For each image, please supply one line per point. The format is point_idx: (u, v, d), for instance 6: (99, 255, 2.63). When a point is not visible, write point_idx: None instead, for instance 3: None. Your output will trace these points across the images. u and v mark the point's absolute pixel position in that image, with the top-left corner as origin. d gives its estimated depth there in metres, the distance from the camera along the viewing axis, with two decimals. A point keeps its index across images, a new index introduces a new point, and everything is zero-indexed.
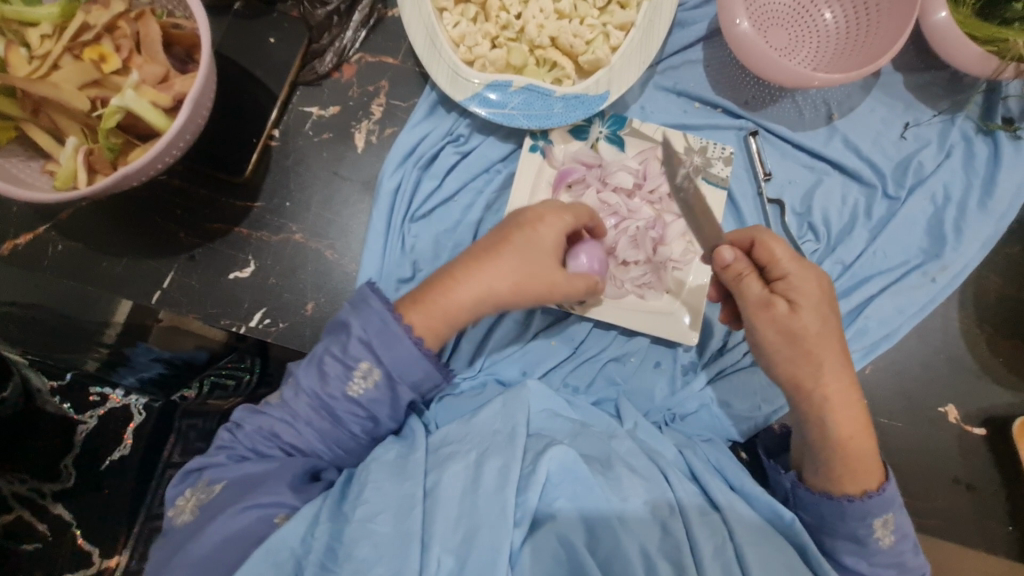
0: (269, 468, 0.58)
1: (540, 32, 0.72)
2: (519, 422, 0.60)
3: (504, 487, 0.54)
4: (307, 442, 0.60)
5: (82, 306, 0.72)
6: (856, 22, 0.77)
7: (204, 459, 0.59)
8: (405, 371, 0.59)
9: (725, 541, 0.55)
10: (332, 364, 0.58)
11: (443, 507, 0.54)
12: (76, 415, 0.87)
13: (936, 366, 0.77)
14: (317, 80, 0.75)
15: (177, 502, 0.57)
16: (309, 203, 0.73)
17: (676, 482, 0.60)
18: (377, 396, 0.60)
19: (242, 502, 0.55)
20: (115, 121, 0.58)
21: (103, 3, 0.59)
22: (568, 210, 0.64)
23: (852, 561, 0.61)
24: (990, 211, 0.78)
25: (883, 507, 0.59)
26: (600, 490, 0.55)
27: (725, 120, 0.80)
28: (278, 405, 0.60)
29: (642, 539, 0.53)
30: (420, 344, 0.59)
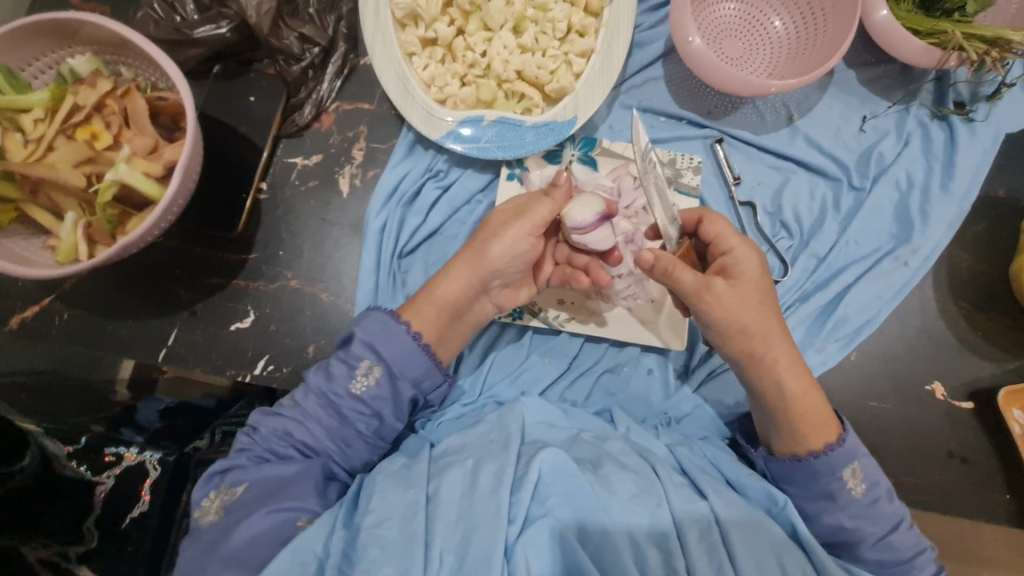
0: (290, 471, 0.61)
1: (506, 67, 0.76)
2: (513, 431, 0.64)
3: (499, 488, 0.57)
4: (318, 441, 0.63)
5: (86, 376, 0.75)
6: (803, 28, 0.82)
7: (227, 462, 0.62)
8: (405, 367, 0.64)
9: (710, 526, 0.58)
10: (337, 365, 0.64)
11: (443, 511, 0.56)
12: (93, 478, 0.73)
13: (919, 346, 0.79)
14: (299, 131, 0.78)
15: (203, 503, 0.60)
16: (301, 250, 0.77)
17: (665, 475, 0.62)
18: (380, 393, 0.64)
19: (269, 504, 0.58)
20: (111, 195, 0.61)
21: (90, 84, 0.63)
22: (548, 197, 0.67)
23: (832, 519, 0.63)
24: (952, 192, 0.81)
25: (845, 457, 0.63)
26: (588, 487, 0.58)
27: (691, 131, 0.83)
28: (290, 406, 0.64)
29: (631, 529, 0.57)
30: (418, 339, 0.65)
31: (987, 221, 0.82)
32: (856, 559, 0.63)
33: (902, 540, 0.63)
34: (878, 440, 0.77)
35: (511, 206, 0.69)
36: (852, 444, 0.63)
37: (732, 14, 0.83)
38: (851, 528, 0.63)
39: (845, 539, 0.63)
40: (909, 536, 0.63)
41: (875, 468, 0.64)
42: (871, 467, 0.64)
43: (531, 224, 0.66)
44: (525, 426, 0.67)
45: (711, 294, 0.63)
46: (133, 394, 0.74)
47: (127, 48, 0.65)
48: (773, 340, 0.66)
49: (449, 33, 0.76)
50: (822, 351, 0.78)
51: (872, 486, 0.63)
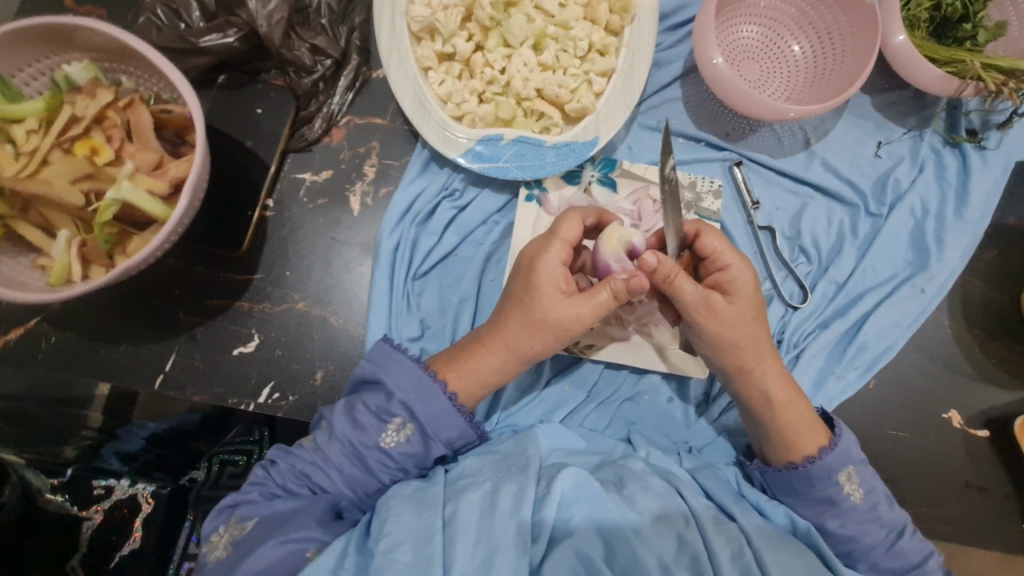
0: (299, 505, 0.57)
1: (526, 85, 0.73)
2: (532, 454, 0.60)
3: (520, 508, 0.54)
4: (335, 485, 0.60)
5: (56, 399, 0.69)
6: (822, 53, 0.81)
7: (237, 495, 0.58)
8: (437, 426, 0.61)
9: (743, 548, 0.55)
10: (366, 414, 0.60)
11: (462, 535, 0.52)
12: (80, 512, 0.71)
13: (935, 374, 0.79)
14: (308, 146, 0.75)
15: (212, 538, 0.57)
16: (309, 270, 0.73)
17: (689, 494, 0.60)
18: (409, 450, 0.61)
19: (277, 535, 0.54)
20: (111, 214, 0.57)
21: (88, 93, 0.59)
22: (557, 241, 0.63)
23: (837, 525, 0.62)
24: (966, 219, 0.81)
25: (841, 461, 0.63)
26: (613, 506, 0.56)
27: (709, 153, 0.82)
28: (308, 447, 0.61)
29: (660, 552, 0.53)
30: (453, 400, 0.62)
31: (999, 248, 0.83)
32: (872, 567, 0.62)
33: (910, 544, 0.62)
34: (898, 470, 0.77)
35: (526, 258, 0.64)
36: (845, 445, 0.63)
37: (751, 37, 0.83)
38: (879, 554, 0.62)
39: (855, 547, 0.62)
40: (915, 542, 0.62)
41: (869, 473, 0.64)
42: (866, 473, 0.64)
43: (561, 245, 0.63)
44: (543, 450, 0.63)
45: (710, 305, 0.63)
46: (108, 415, 0.70)
47: (129, 56, 0.61)
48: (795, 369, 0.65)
49: (467, 48, 0.73)
50: (841, 379, 0.77)
51: (870, 490, 0.63)
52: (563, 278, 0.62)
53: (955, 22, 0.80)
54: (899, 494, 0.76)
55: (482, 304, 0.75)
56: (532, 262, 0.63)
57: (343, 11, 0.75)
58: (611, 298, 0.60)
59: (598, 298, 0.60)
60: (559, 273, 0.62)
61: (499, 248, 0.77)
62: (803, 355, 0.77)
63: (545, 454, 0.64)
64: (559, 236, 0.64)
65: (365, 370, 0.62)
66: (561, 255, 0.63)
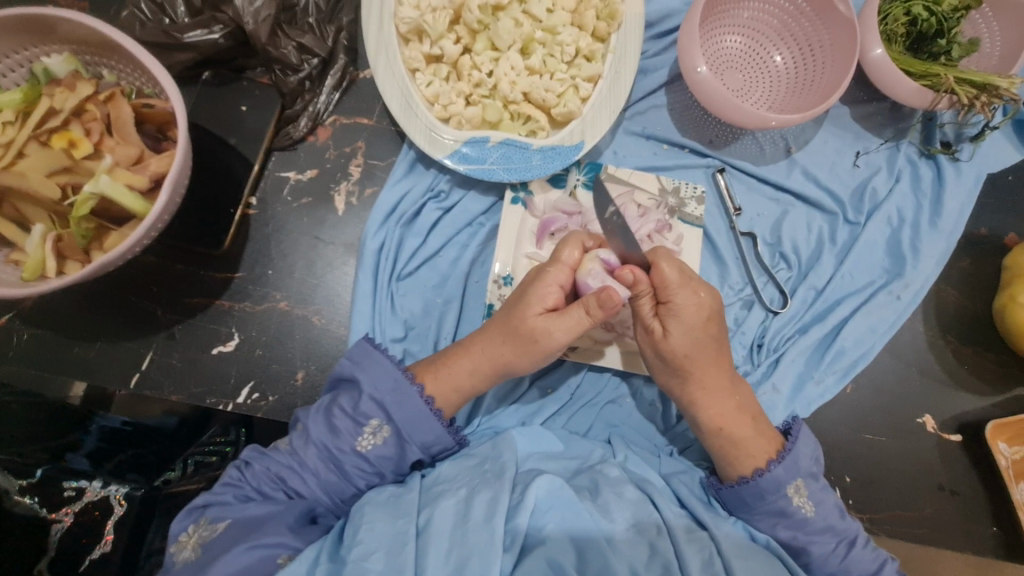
0: (274, 510, 0.56)
1: (513, 88, 0.73)
2: (508, 460, 0.60)
3: (492, 515, 0.53)
4: (310, 490, 0.59)
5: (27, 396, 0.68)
6: (804, 64, 0.83)
7: (209, 495, 0.57)
8: (413, 430, 0.61)
9: (713, 555, 0.55)
10: (342, 419, 0.60)
11: (435, 544, 0.52)
12: (48, 515, 0.65)
13: (910, 379, 0.81)
14: (292, 144, 0.74)
15: (180, 537, 0.55)
16: (292, 269, 0.73)
17: (663, 503, 0.60)
18: (385, 453, 0.60)
19: (248, 540, 0.53)
20: (88, 208, 0.56)
21: (68, 85, 0.58)
22: (556, 264, 0.64)
23: (805, 535, 0.63)
24: (941, 228, 0.83)
25: (789, 473, 0.63)
26: (587, 514, 0.55)
27: (692, 159, 0.84)
28: (285, 451, 0.60)
29: (631, 559, 0.53)
30: (430, 404, 0.62)
31: (972, 257, 0.85)
32: None
33: (862, 555, 0.63)
34: (872, 473, 0.78)
35: (525, 282, 0.66)
36: (793, 457, 0.64)
37: (735, 47, 0.84)
38: (837, 565, 0.63)
39: (810, 560, 0.63)
40: (867, 552, 0.63)
41: (818, 486, 0.64)
42: (815, 486, 0.64)
43: (558, 266, 0.64)
44: (519, 456, 0.64)
45: (685, 311, 0.64)
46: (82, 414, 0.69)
47: (111, 50, 0.60)
48: None
49: (455, 50, 0.73)
50: (820, 383, 0.78)
51: (819, 503, 0.63)
52: (551, 297, 0.63)
53: (930, 37, 0.82)
54: (872, 497, 0.77)
55: (468, 305, 0.75)
56: (531, 281, 0.65)
57: (331, 10, 0.75)
58: (582, 314, 0.60)
59: (570, 315, 0.61)
60: (551, 293, 0.63)
61: (485, 250, 0.77)
62: (782, 359, 0.78)
63: (523, 458, 0.65)
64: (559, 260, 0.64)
65: (343, 367, 0.62)
66: (560, 276, 0.64)
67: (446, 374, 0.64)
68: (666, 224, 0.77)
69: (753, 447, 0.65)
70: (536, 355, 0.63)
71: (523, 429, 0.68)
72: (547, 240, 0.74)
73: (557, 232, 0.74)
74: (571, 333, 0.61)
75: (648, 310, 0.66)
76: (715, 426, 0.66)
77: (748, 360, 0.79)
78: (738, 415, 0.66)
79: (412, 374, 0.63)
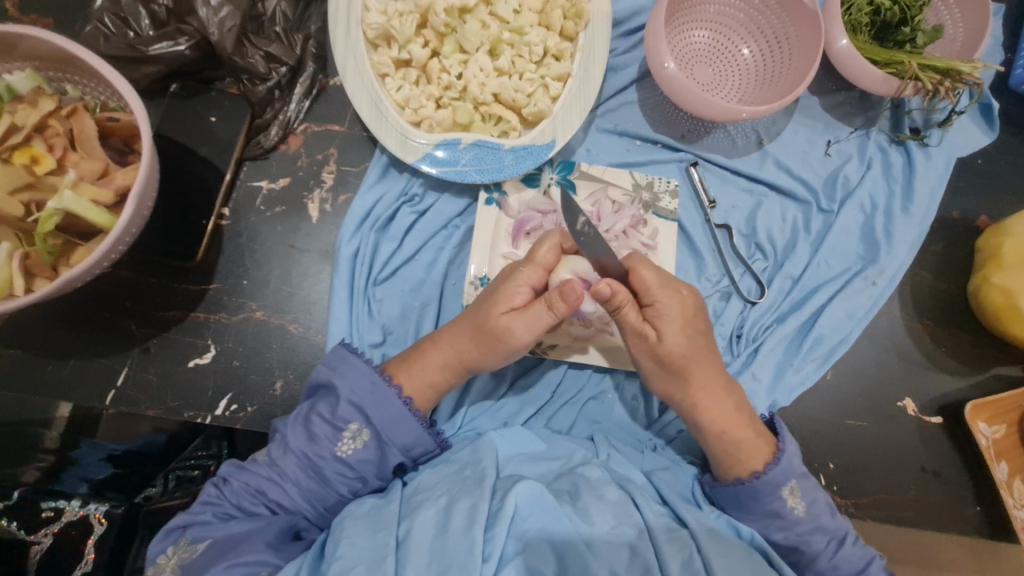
0: (254, 526, 0.56)
1: (482, 90, 0.74)
2: (488, 466, 0.60)
3: (472, 525, 0.53)
4: (292, 501, 0.59)
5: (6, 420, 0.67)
6: (770, 57, 0.84)
7: (188, 515, 0.56)
8: (393, 432, 0.61)
9: (693, 555, 0.55)
10: (321, 425, 0.59)
11: (415, 556, 0.51)
12: (25, 538, 0.61)
13: (889, 363, 0.82)
14: (264, 153, 0.74)
15: (157, 560, 0.53)
16: (267, 279, 0.72)
17: (644, 504, 0.60)
18: (366, 456, 0.60)
19: (227, 559, 0.53)
20: (53, 224, 0.56)
21: (30, 102, 0.58)
22: (532, 265, 0.64)
23: (787, 539, 0.64)
24: (913, 213, 0.84)
25: (785, 475, 0.64)
26: (566, 518, 0.55)
27: (666, 154, 0.84)
28: (264, 462, 0.59)
29: (612, 562, 0.53)
30: (408, 404, 0.62)
31: (945, 241, 0.86)
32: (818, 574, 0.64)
33: (851, 552, 0.63)
34: (855, 458, 0.79)
35: (501, 276, 0.66)
36: (789, 457, 0.65)
37: (702, 42, 0.85)
38: (822, 558, 0.63)
39: (800, 558, 0.64)
40: (856, 548, 0.64)
41: (811, 484, 0.65)
42: (809, 485, 0.65)
43: (534, 265, 0.64)
44: (500, 459, 0.64)
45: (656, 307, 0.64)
46: (65, 439, 0.68)
47: (73, 64, 0.59)
48: None
49: (423, 54, 0.74)
50: (800, 371, 0.79)
51: (812, 503, 0.64)
52: (519, 296, 0.63)
53: (895, 26, 0.83)
54: (855, 482, 0.78)
55: (446, 306, 0.75)
56: (503, 279, 0.65)
57: (298, 19, 0.75)
58: (545, 310, 0.60)
59: (534, 313, 0.61)
60: (520, 292, 0.63)
61: (461, 251, 0.77)
62: (760, 349, 0.79)
63: (503, 461, 0.65)
64: (533, 258, 0.64)
65: (319, 373, 0.61)
66: (532, 276, 0.63)
67: (424, 376, 0.64)
68: (641, 219, 0.78)
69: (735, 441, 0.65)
70: (500, 353, 0.63)
71: (505, 431, 0.68)
72: (522, 239, 0.75)
73: (532, 232, 0.75)
74: (533, 331, 0.61)
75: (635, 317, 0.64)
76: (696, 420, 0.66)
77: (729, 351, 0.80)
78: (719, 408, 0.66)
79: (388, 374, 0.63)
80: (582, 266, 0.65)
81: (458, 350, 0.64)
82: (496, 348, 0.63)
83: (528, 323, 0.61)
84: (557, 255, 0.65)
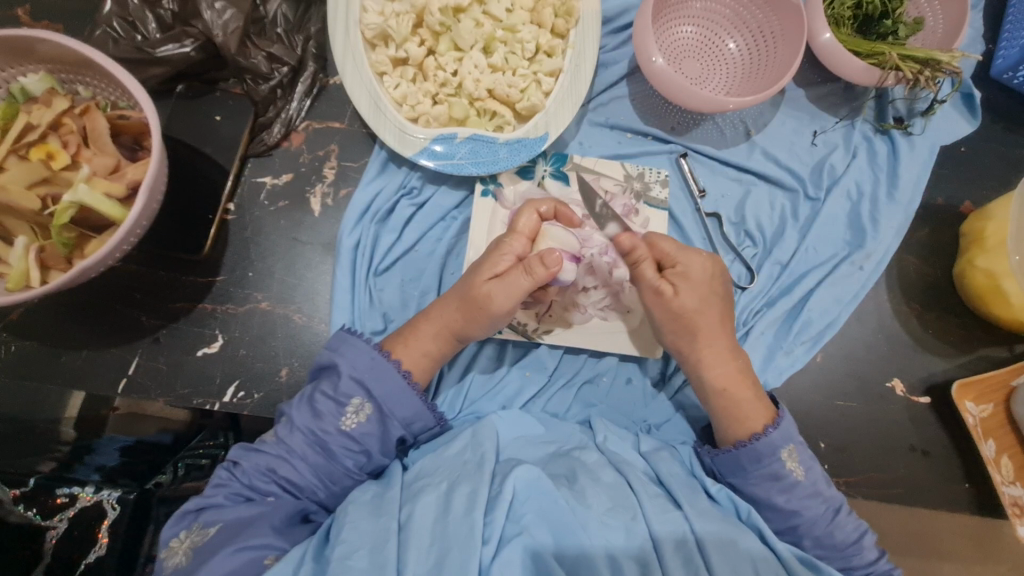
0: (263, 510, 0.58)
1: (477, 86, 0.76)
2: (488, 450, 0.63)
3: (472, 509, 0.55)
4: (301, 478, 0.61)
5: (17, 416, 0.68)
6: (757, 50, 0.86)
7: (202, 499, 0.58)
8: (394, 406, 0.64)
9: (686, 535, 0.58)
10: (324, 402, 0.62)
11: (416, 537, 0.54)
12: (43, 522, 0.70)
13: (878, 346, 0.84)
14: (267, 150, 0.77)
15: (171, 544, 0.56)
16: (271, 271, 0.75)
17: (640, 487, 0.62)
18: (369, 430, 0.63)
19: (235, 543, 0.54)
20: (68, 217, 0.58)
21: (44, 102, 0.61)
22: (515, 235, 0.68)
23: (783, 500, 0.65)
24: (898, 200, 0.86)
25: (784, 438, 0.66)
26: (564, 502, 0.57)
27: (656, 146, 0.87)
28: (273, 442, 0.61)
29: (609, 540, 0.56)
30: (408, 378, 0.64)
31: (931, 226, 0.88)
32: (816, 543, 0.65)
33: (846, 521, 0.66)
34: (846, 437, 0.81)
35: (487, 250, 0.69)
36: (788, 424, 0.67)
37: (690, 37, 0.87)
38: (813, 534, 0.65)
39: (799, 523, 0.65)
40: (849, 521, 0.66)
41: (807, 453, 0.67)
42: (805, 453, 0.67)
43: (519, 234, 0.68)
44: (499, 443, 0.66)
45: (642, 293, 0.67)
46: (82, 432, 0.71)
47: (85, 66, 0.62)
48: (726, 346, 0.70)
49: (419, 52, 0.76)
50: (790, 354, 0.81)
51: (810, 469, 0.66)
52: (501, 264, 0.66)
53: (877, 19, 0.86)
54: (846, 461, 0.80)
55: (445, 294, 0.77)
56: (488, 252, 0.68)
57: (299, 21, 0.78)
58: (523, 275, 0.63)
59: (512, 279, 0.63)
60: (504, 260, 0.66)
61: (458, 241, 0.79)
62: (751, 332, 0.81)
63: (502, 445, 0.67)
64: (518, 231, 0.69)
65: (322, 355, 0.64)
66: (516, 246, 0.67)
67: (427, 362, 0.67)
68: (633, 208, 0.81)
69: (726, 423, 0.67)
70: (482, 320, 0.66)
71: (505, 415, 0.70)
72: None
73: None
74: (513, 299, 0.64)
75: (651, 275, 0.70)
76: None
77: None
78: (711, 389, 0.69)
79: (387, 351, 0.66)
80: (561, 235, 0.70)
81: (454, 329, 0.67)
82: (479, 316, 0.66)
83: (510, 291, 0.64)
84: (537, 224, 0.70)
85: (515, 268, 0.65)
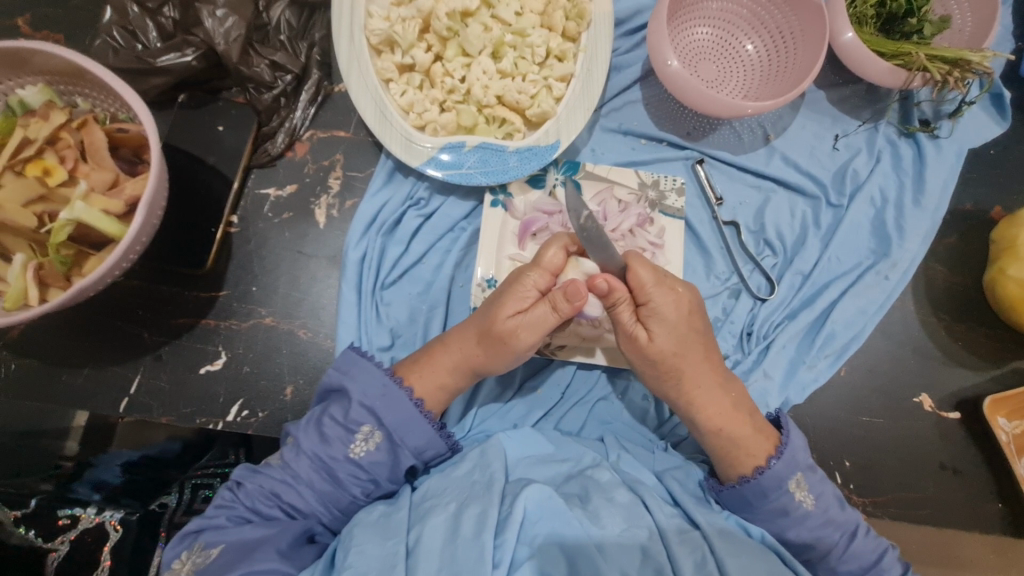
0: (270, 532, 0.56)
1: (486, 92, 0.74)
2: (497, 469, 0.60)
3: (482, 531, 0.52)
4: (307, 504, 0.59)
5: (30, 432, 0.69)
6: (775, 51, 0.83)
7: (203, 520, 0.56)
8: (405, 433, 0.61)
9: (706, 556, 0.55)
10: (333, 427, 0.60)
11: (425, 563, 0.51)
12: (45, 543, 0.70)
13: (904, 358, 0.80)
14: (271, 161, 0.75)
15: (172, 565, 0.54)
16: (275, 285, 0.73)
17: (655, 506, 0.59)
18: (379, 459, 0.60)
19: (241, 567, 0.52)
20: (65, 235, 0.56)
21: (42, 116, 0.59)
22: (540, 268, 0.64)
23: (812, 540, 0.62)
24: (924, 206, 0.82)
25: (787, 468, 0.62)
26: (577, 522, 0.54)
27: (671, 152, 0.84)
28: (277, 465, 0.59)
29: (623, 564, 0.53)
30: (420, 405, 0.62)
31: (959, 233, 0.84)
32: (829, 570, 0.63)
33: (862, 545, 0.63)
34: (871, 455, 0.77)
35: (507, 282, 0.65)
36: (791, 452, 0.63)
37: (706, 38, 0.84)
38: (836, 558, 0.62)
39: (813, 556, 0.63)
40: (868, 541, 0.63)
41: (816, 478, 0.64)
42: (815, 478, 0.64)
43: (542, 267, 0.64)
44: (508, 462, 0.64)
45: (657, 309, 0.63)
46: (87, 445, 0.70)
47: (83, 77, 0.60)
48: None
49: (426, 58, 0.74)
50: (812, 368, 0.78)
51: (819, 496, 0.63)
52: (526, 300, 0.63)
53: (901, 17, 0.82)
54: (872, 479, 0.77)
55: (453, 308, 0.75)
56: (509, 284, 0.64)
57: (302, 27, 0.76)
58: (550, 311, 0.62)
59: (537, 312, 0.62)
60: (527, 296, 0.63)
61: (467, 254, 0.77)
62: (772, 345, 0.78)
63: (512, 464, 0.64)
64: (540, 262, 0.64)
65: (331, 379, 0.61)
66: (539, 280, 0.63)
67: (435, 378, 0.65)
68: (648, 217, 0.78)
69: (744, 446, 0.64)
70: (507, 356, 0.64)
71: (514, 433, 0.68)
72: (529, 240, 0.75)
73: (539, 232, 0.75)
74: (540, 334, 0.62)
75: (628, 318, 0.64)
76: (700, 421, 0.65)
77: (739, 348, 0.79)
78: (730, 406, 0.66)
79: (399, 377, 0.64)
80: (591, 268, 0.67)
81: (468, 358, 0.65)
82: (501, 353, 0.63)
83: (540, 325, 0.62)
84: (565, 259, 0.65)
85: (540, 301, 0.63)
